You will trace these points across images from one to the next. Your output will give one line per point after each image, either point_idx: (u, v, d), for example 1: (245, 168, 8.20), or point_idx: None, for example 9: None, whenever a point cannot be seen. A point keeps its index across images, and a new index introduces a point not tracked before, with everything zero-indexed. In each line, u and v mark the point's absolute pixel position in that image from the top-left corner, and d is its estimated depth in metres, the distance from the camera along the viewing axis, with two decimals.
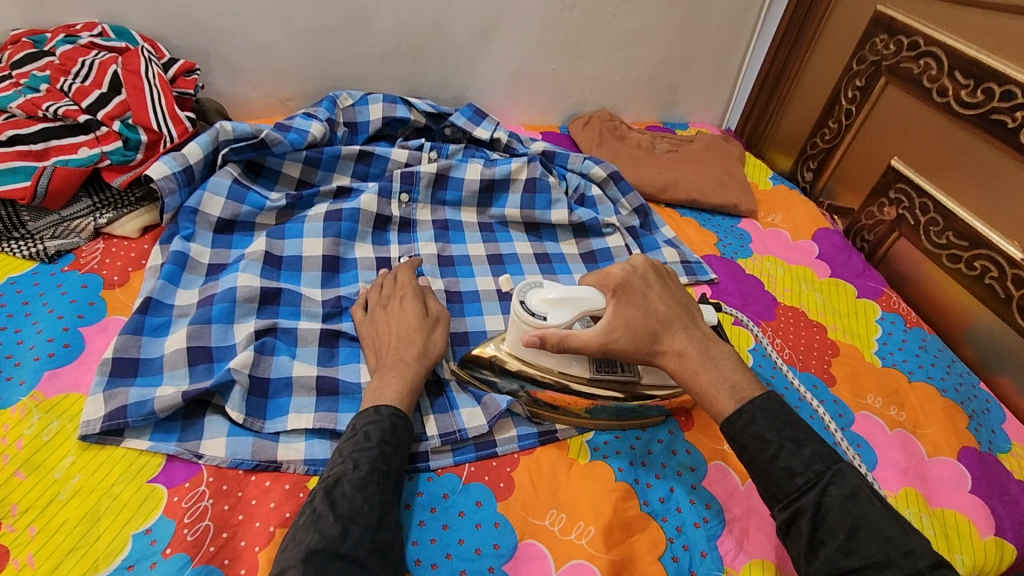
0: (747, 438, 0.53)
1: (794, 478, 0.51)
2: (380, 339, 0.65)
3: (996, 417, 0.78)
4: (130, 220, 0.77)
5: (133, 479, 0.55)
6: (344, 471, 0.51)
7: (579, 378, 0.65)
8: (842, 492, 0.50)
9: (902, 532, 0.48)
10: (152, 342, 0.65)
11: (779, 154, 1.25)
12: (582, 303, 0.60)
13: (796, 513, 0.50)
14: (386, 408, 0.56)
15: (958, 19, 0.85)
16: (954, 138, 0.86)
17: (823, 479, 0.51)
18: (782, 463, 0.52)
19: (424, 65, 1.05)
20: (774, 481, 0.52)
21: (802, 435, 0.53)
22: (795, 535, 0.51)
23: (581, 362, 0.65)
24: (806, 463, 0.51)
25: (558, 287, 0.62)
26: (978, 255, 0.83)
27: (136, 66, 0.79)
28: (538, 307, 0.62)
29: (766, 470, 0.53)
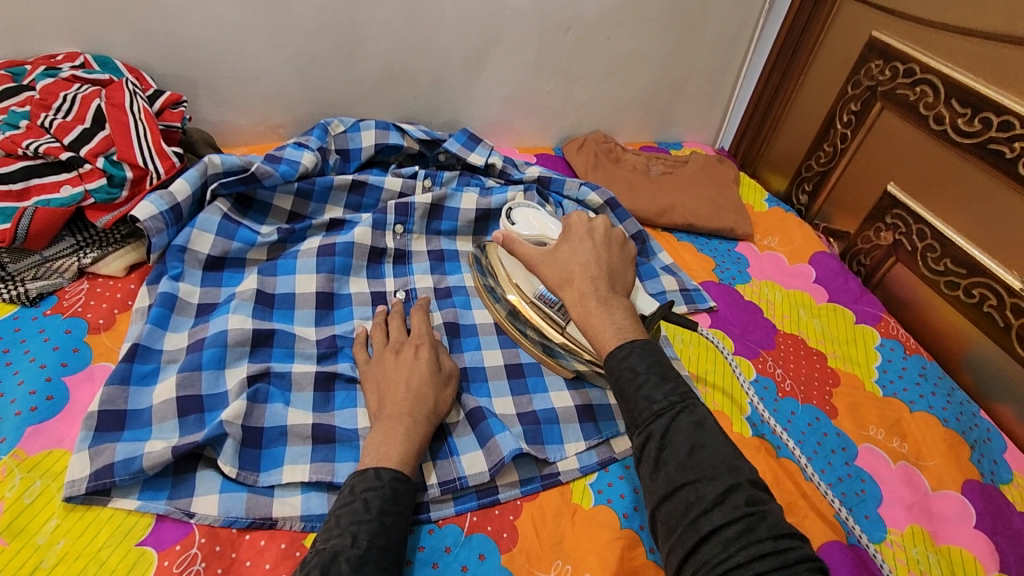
0: (620, 370, 0.55)
1: (651, 405, 0.52)
2: (387, 386, 0.63)
3: (998, 447, 0.78)
4: (116, 258, 0.74)
5: (122, 542, 0.53)
6: (342, 546, 0.48)
7: (524, 295, 0.76)
8: (691, 420, 0.50)
9: (735, 456, 0.49)
10: (140, 392, 0.63)
11: (773, 174, 1.25)
12: (545, 232, 0.77)
13: (648, 436, 0.50)
14: (387, 473, 0.54)
15: (954, 47, 0.85)
16: (951, 166, 0.85)
17: (677, 409, 0.51)
18: (645, 392, 0.53)
19: (417, 90, 1.04)
20: (634, 408, 0.52)
21: (669, 371, 0.54)
22: (645, 463, 0.50)
23: (533, 282, 0.75)
24: (666, 394, 0.52)
25: (540, 215, 0.80)
26: (977, 283, 0.83)
27: (121, 100, 0.77)
28: (516, 217, 0.80)
29: (630, 398, 0.53)
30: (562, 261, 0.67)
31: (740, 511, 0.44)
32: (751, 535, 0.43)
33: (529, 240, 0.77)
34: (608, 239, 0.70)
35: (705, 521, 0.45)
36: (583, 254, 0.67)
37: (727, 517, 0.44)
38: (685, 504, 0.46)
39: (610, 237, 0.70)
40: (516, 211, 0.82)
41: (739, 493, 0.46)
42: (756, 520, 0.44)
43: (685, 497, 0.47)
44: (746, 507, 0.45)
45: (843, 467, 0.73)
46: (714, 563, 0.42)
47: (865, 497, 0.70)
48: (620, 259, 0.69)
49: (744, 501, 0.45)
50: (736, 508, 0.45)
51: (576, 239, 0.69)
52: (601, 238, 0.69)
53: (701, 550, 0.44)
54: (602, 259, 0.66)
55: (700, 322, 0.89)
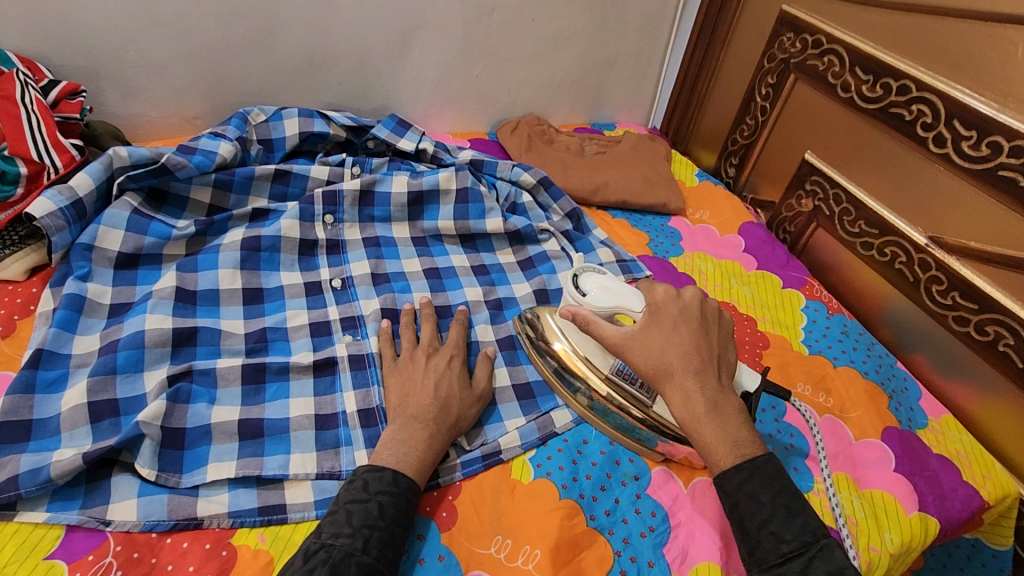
0: (741, 496, 0.53)
1: (779, 546, 0.51)
2: (412, 390, 0.63)
3: (914, 395, 0.83)
4: (13, 262, 0.68)
5: (28, 558, 0.49)
6: (354, 548, 0.48)
7: (597, 373, 0.69)
8: (827, 567, 0.49)
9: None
10: (47, 400, 0.59)
11: (702, 150, 1.28)
12: (622, 304, 0.66)
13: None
14: (405, 481, 0.54)
15: (855, 17, 0.89)
16: (859, 131, 0.90)
17: (810, 553, 0.50)
18: (771, 528, 0.51)
19: (342, 75, 1.01)
20: (759, 547, 0.51)
21: (796, 505, 0.52)
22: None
23: (607, 358, 0.69)
24: (796, 533, 0.51)
25: (611, 281, 0.69)
26: (888, 242, 0.87)
27: (10, 91, 0.71)
28: (586, 286, 0.69)
29: (752, 531, 0.52)
30: (656, 352, 0.58)
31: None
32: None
33: (603, 316, 0.66)
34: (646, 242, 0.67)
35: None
36: (678, 343, 0.59)
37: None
38: None
39: (704, 314, 0.62)
40: (583, 278, 0.70)
41: None
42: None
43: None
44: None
45: (772, 423, 0.75)
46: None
47: (793, 450, 0.73)
48: (719, 338, 0.62)
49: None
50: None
51: (669, 326, 0.60)
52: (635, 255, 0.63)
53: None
54: (703, 348, 0.59)
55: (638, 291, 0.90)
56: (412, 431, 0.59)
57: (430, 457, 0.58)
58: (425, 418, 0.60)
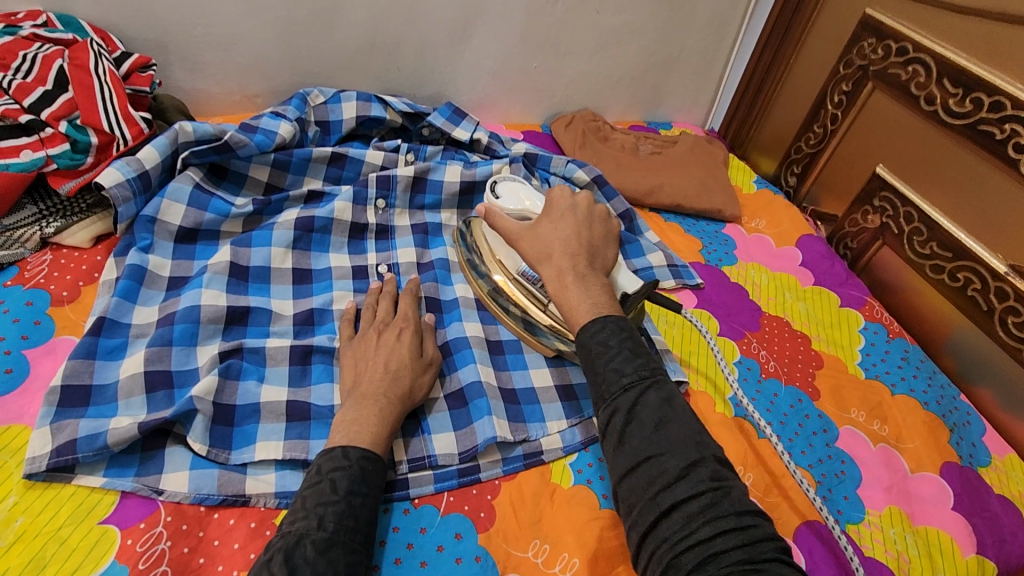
0: (593, 345, 0.54)
1: (620, 378, 0.52)
2: (365, 368, 0.62)
3: (976, 430, 0.78)
4: (80, 229, 0.71)
5: (84, 522, 0.51)
6: (308, 528, 0.48)
7: (507, 272, 0.75)
8: (659, 396, 0.51)
9: (701, 431, 0.49)
10: (106, 366, 0.60)
11: (762, 156, 1.24)
12: (527, 208, 0.76)
13: (614, 409, 0.50)
14: (355, 452, 0.53)
15: (947, 25, 0.84)
16: (941, 148, 0.85)
17: (645, 383, 0.51)
18: (615, 364, 0.52)
19: (400, 61, 1.00)
20: (603, 382, 0.52)
21: (639, 348, 0.54)
22: (610, 435, 0.50)
23: (517, 259, 0.74)
24: (635, 368, 0.52)
25: (526, 190, 0.79)
26: (961, 267, 0.83)
27: (85, 61, 0.72)
28: (499, 190, 0.79)
29: (600, 370, 0.53)
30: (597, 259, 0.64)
31: (705, 484, 0.45)
32: (715, 508, 0.44)
33: (512, 213, 0.76)
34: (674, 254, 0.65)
35: (667, 495, 0.45)
36: (563, 232, 0.65)
37: (690, 491, 0.45)
38: (648, 476, 0.47)
39: (593, 213, 0.68)
40: (500, 185, 0.80)
41: (704, 467, 0.46)
42: (720, 494, 0.45)
43: (649, 470, 0.47)
44: (711, 481, 0.45)
45: (823, 448, 0.72)
46: (677, 538, 0.43)
47: (844, 478, 0.70)
48: (603, 236, 0.67)
49: (708, 476, 0.46)
50: (701, 482, 0.45)
51: (558, 217, 0.67)
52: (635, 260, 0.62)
53: (663, 523, 0.45)
54: (583, 236, 0.65)
55: (685, 298, 0.89)
56: (363, 408, 0.57)
57: (384, 430, 0.56)
58: (377, 395, 0.58)
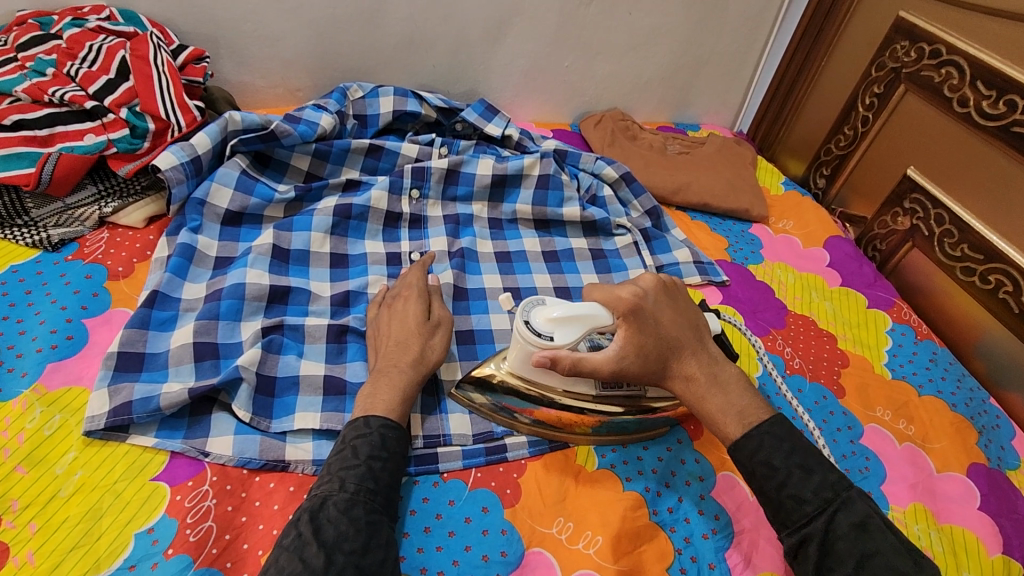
0: (754, 464, 0.54)
1: (802, 505, 0.52)
2: (381, 335, 0.65)
3: (1006, 433, 0.78)
4: (135, 210, 0.75)
5: (137, 477, 0.54)
6: (331, 490, 0.50)
7: (585, 398, 0.64)
8: (850, 521, 0.50)
9: (912, 566, 0.48)
10: (158, 337, 0.64)
11: (790, 159, 1.24)
12: (590, 325, 0.58)
13: (805, 539, 0.51)
14: (376, 420, 0.56)
15: (982, 28, 0.84)
16: (974, 150, 0.84)
17: (833, 508, 0.51)
18: (791, 491, 0.52)
19: (436, 58, 1.03)
20: (783, 509, 0.52)
21: (811, 462, 0.53)
22: (803, 561, 0.51)
23: (588, 381, 0.63)
24: (815, 492, 0.52)
25: (565, 305, 0.59)
26: (993, 269, 0.82)
27: (144, 52, 0.77)
28: (543, 327, 0.59)
29: (774, 496, 0.53)
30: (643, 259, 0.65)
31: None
32: None
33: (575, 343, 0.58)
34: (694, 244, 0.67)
35: None
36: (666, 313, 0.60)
37: None
38: None
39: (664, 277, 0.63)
40: (535, 316, 0.60)
41: None
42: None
43: None
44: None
45: (847, 444, 0.73)
46: None
47: (868, 474, 0.70)
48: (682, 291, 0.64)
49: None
50: None
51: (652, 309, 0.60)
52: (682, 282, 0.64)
53: None
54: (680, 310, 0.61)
55: (711, 294, 0.90)
56: (378, 384, 0.59)
57: (397, 400, 0.58)
58: (387, 368, 0.61)
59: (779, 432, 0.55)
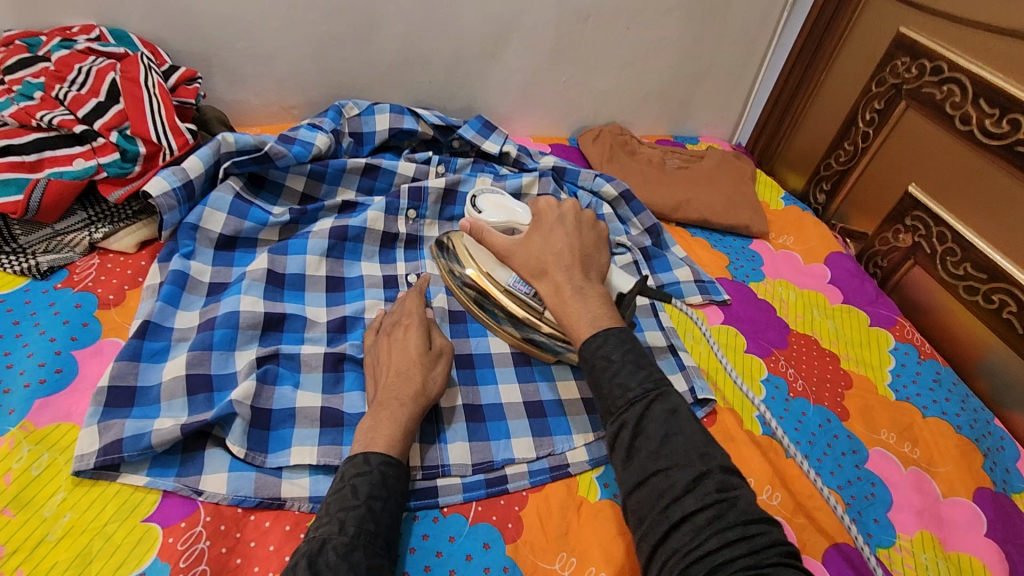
0: (595, 359, 0.54)
1: (626, 393, 0.51)
2: (380, 364, 0.64)
3: (1011, 455, 0.77)
4: (127, 234, 0.74)
5: (127, 519, 0.53)
6: (330, 533, 0.48)
7: (497, 284, 0.73)
8: (664, 407, 0.49)
9: (706, 442, 0.48)
10: (150, 369, 0.62)
11: (790, 173, 1.24)
12: (513, 218, 0.72)
13: (621, 424, 0.50)
14: (376, 457, 0.54)
15: (984, 46, 0.83)
16: (977, 168, 0.84)
17: (651, 397, 0.50)
18: (620, 379, 0.52)
19: (433, 74, 1.02)
20: (609, 396, 0.51)
21: (642, 359, 0.53)
22: (617, 450, 0.50)
23: (506, 271, 0.73)
24: (640, 381, 0.51)
25: (505, 199, 0.74)
26: (997, 288, 0.81)
27: (135, 74, 0.76)
28: (481, 204, 0.75)
29: (604, 386, 0.52)
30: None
31: (712, 497, 0.44)
32: (721, 521, 0.42)
33: (497, 228, 0.72)
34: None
35: (677, 508, 0.44)
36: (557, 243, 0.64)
37: (699, 503, 0.44)
38: (656, 491, 0.46)
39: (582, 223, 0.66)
40: (480, 198, 0.76)
41: (710, 479, 0.45)
42: (727, 506, 0.43)
43: (656, 484, 0.46)
44: (717, 494, 0.44)
45: (853, 470, 0.72)
46: (687, 551, 0.42)
47: (874, 500, 0.69)
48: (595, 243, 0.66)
49: (716, 487, 0.44)
50: (708, 494, 0.44)
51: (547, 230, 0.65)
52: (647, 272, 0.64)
53: (674, 536, 0.43)
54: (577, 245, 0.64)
55: (712, 314, 0.89)
56: (378, 415, 0.58)
57: (396, 435, 0.57)
58: (388, 400, 0.59)
59: (622, 334, 0.55)
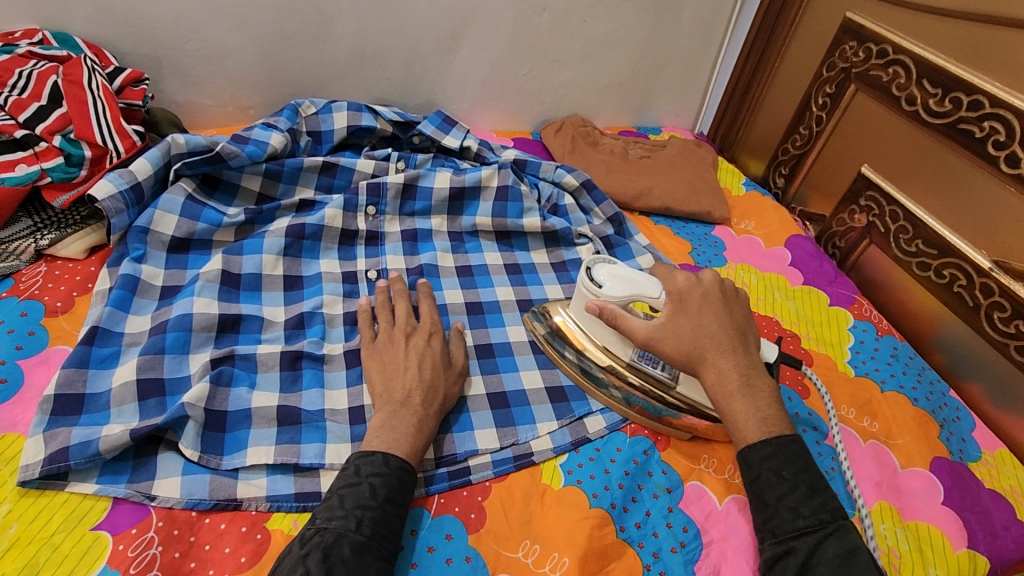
0: (763, 470, 0.56)
1: (796, 519, 0.54)
2: (393, 373, 0.62)
3: (966, 425, 0.79)
4: (75, 240, 0.72)
5: (76, 528, 0.51)
6: (346, 529, 0.49)
7: (618, 358, 0.71)
8: (840, 545, 0.52)
9: None
10: (99, 375, 0.61)
11: (750, 159, 1.25)
12: (639, 292, 0.67)
13: (790, 550, 0.52)
14: (394, 460, 0.54)
15: (924, 27, 0.85)
16: (924, 147, 0.86)
17: (825, 530, 0.53)
18: (789, 503, 0.55)
19: (390, 71, 1.02)
20: (776, 516, 0.55)
21: (817, 485, 0.56)
22: (779, 569, 0.52)
23: (625, 344, 0.70)
24: (813, 510, 0.54)
25: (623, 269, 0.70)
26: (946, 263, 0.84)
27: (78, 77, 0.74)
28: (600, 278, 0.70)
29: (770, 503, 0.55)
30: (686, 337, 0.62)
31: None
32: None
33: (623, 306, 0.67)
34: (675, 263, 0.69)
35: None
36: (705, 320, 0.63)
37: None
38: None
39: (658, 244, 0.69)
40: (597, 270, 0.71)
41: None
42: None
43: None
44: None
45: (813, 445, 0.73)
46: None
47: (834, 474, 0.70)
48: (741, 316, 0.66)
49: None
50: None
51: (695, 309, 0.63)
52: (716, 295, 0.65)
53: None
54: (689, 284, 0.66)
55: None
56: (400, 417, 0.58)
57: (419, 444, 0.57)
58: (413, 404, 0.59)
59: (797, 448, 0.57)
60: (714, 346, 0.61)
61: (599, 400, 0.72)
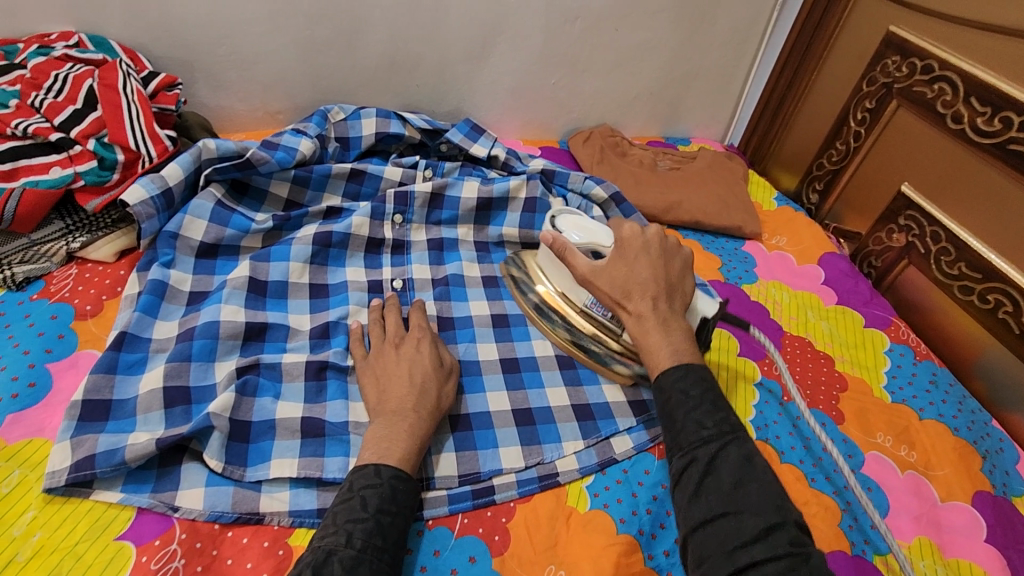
0: (673, 391, 0.57)
1: (700, 430, 0.55)
2: (389, 385, 0.61)
3: (1010, 457, 0.76)
4: (105, 243, 0.72)
5: (101, 536, 0.51)
6: (337, 544, 0.47)
7: (574, 302, 0.76)
8: (739, 452, 0.53)
9: (782, 497, 0.50)
10: (126, 381, 0.60)
11: (783, 173, 1.23)
12: (595, 240, 0.71)
13: (693, 459, 0.53)
14: (388, 470, 0.53)
15: (975, 43, 0.82)
16: (971, 168, 0.82)
17: (726, 438, 0.54)
18: (695, 416, 0.55)
19: (420, 78, 1.01)
20: (682, 431, 0.55)
21: (720, 400, 0.57)
22: (684, 483, 0.53)
23: (581, 292, 0.74)
24: (716, 422, 0.55)
25: (586, 220, 0.74)
26: (992, 288, 0.80)
27: (113, 81, 0.75)
28: (563, 224, 0.74)
29: (678, 419, 0.56)
30: (619, 279, 0.64)
31: (784, 549, 0.46)
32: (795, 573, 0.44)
33: (579, 250, 0.71)
34: (664, 251, 0.67)
35: (744, 553, 0.46)
36: (639, 272, 0.64)
37: (769, 552, 0.45)
38: (725, 534, 0.48)
39: (664, 248, 0.68)
40: (560, 218, 0.75)
41: (783, 533, 0.47)
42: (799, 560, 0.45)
43: (724, 525, 0.48)
44: (789, 546, 0.46)
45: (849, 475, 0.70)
46: None
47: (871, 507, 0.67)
48: (679, 271, 0.67)
49: (788, 539, 0.46)
50: (780, 546, 0.46)
51: (631, 257, 0.66)
52: (657, 249, 0.67)
53: None
54: (660, 273, 0.65)
55: None
56: (393, 426, 0.56)
57: (412, 450, 0.55)
58: (406, 411, 0.58)
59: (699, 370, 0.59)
60: (640, 292, 0.63)
61: (627, 420, 0.70)
